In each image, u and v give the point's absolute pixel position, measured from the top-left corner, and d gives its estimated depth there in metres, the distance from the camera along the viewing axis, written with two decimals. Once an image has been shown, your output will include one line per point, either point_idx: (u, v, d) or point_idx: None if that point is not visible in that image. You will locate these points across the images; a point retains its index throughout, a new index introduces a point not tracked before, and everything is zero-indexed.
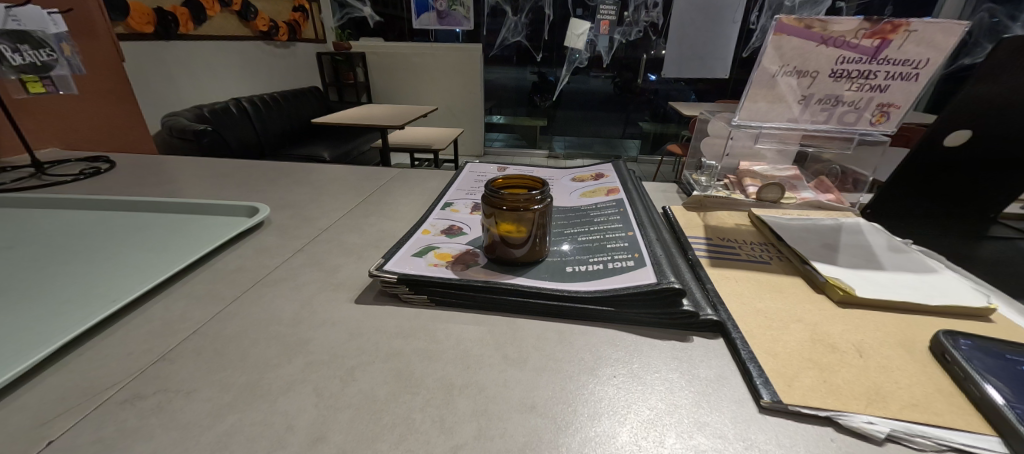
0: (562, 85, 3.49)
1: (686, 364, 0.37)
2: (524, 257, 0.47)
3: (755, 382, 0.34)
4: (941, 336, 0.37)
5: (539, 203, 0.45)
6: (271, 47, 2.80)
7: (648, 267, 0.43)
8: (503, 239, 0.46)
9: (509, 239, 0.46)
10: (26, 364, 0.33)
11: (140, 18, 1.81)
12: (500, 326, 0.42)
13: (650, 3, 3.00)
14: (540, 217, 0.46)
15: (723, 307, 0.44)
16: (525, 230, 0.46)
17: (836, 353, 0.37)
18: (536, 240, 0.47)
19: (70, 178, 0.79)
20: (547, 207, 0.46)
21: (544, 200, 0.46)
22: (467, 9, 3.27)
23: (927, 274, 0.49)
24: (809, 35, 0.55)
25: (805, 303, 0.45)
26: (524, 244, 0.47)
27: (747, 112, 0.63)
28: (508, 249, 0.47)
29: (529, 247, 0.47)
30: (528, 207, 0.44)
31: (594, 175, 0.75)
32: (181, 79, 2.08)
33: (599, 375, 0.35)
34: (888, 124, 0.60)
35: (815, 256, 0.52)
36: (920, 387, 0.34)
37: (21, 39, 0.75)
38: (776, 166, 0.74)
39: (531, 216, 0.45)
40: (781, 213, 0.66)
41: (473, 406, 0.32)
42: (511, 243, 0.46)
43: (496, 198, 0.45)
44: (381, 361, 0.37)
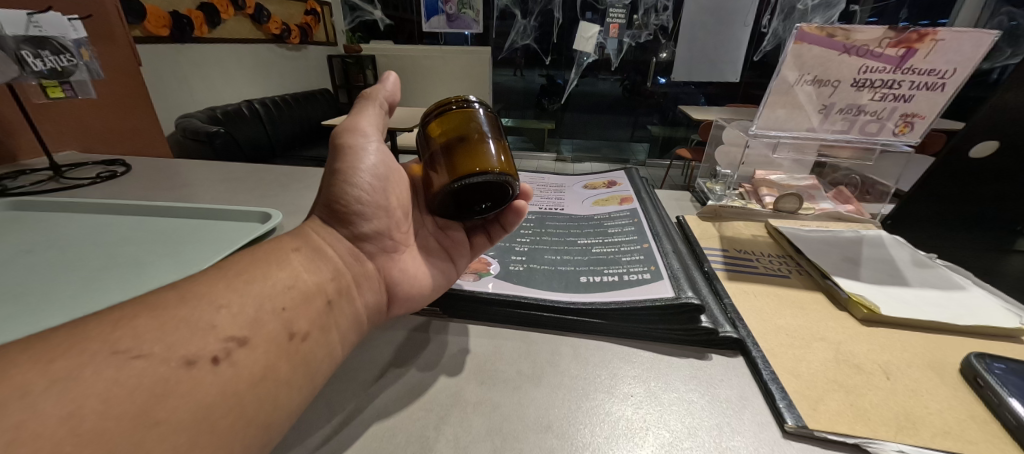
0: (571, 88, 3.48)
1: (705, 384, 0.36)
2: (462, 162, 0.35)
3: (779, 405, 0.33)
4: (973, 359, 0.36)
5: (459, 100, 0.40)
6: (283, 50, 2.82)
7: (665, 280, 0.42)
8: (434, 155, 0.38)
9: (438, 146, 0.38)
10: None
11: (156, 21, 1.83)
12: (513, 340, 0.42)
13: (661, 6, 2.96)
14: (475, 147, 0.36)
15: (742, 323, 0.43)
16: (451, 128, 0.38)
17: (862, 374, 0.36)
18: (469, 139, 0.37)
19: (88, 181, 0.80)
20: (476, 108, 0.40)
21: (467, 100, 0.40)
22: (476, 12, 3.22)
23: (954, 292, 0.47)
24: (831, 43, 0.53)
25: (829, 320, 0.44)
26: (456, 146, 0.36)
27: (765, 120, 0.62)
28: (443, 160, 0.36)
29: (463, 150, 0.36)
30: (446, 107, 0.39)
31: (606, 182, 0.74)
32: (195, 81, 2.11)
33: (616, 394, 0.35)
34: (912, 135, 0.59)
35: (837, 271, 0.50)
36: (951, 412, 0.32)
37: (43, 45, 0.76)
38: (793, 174, 0.72)
39: (453, 113, 0.39)
40: (799, 225, 0.64)
41: (488, 424, 0.31)
42: (441, 150, 0.37)
43: (422, 128, 0.42)
44: (394, 376, 0.36)
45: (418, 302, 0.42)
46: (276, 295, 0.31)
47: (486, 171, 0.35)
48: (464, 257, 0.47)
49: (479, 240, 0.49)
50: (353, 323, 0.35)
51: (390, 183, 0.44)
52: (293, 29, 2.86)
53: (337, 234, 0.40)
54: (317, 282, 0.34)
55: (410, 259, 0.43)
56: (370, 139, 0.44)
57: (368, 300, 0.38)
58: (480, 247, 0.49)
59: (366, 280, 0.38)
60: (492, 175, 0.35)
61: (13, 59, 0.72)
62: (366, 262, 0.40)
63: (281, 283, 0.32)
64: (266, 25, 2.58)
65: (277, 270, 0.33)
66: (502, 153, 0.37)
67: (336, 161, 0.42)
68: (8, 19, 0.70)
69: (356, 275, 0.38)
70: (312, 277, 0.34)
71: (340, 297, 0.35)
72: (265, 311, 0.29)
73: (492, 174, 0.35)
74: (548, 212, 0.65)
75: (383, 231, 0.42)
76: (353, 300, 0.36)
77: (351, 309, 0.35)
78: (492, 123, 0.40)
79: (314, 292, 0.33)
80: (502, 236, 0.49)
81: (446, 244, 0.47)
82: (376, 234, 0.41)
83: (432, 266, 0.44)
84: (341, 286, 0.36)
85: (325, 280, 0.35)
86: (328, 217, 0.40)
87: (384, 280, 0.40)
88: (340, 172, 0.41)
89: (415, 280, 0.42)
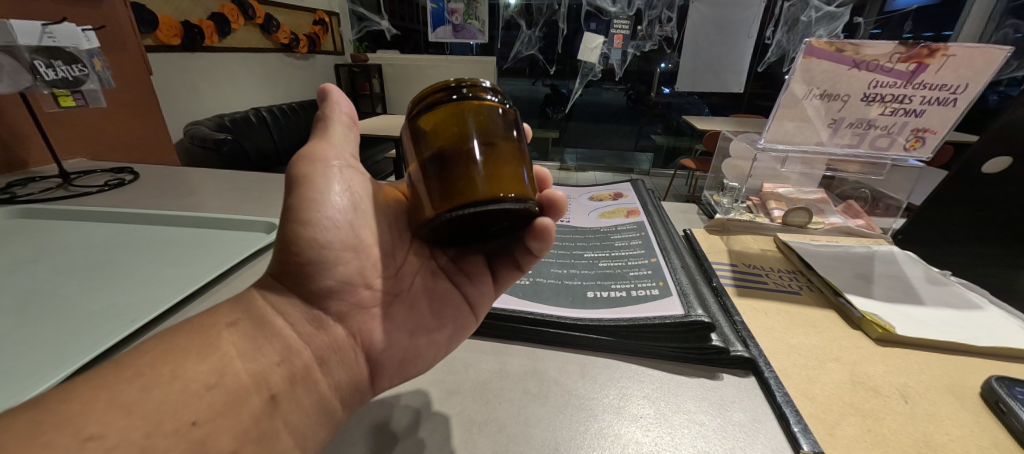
0: (575, 97, 3.50)
1: (717, 405, 0.35)
2: (467, 186, 0.27)
3: (793, 429, 0.32)
4: (993, 382, 0.35)
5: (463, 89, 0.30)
6: (290, 58, 2.86)
7: (673, 297, 0.42)
8: (426, 168, 0.28)
9: (432, 156, 0.28)
10: (39, 387, 0.32)
11: (167, 31, 1.86)
12: (520, 356, 0.41)
13: (665, 17, 2.98)
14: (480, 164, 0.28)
15: (753, 341, 0.42)
16: (452, 133, 0.29)
17: (878, 397, 0.35)
18: (477, 151, 0.28)
19: (96, 189, 0.80)
20: (486, 101, 0.30)
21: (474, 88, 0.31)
22: (482, 22, 3.21)
23: (970, 312, 0.46)
24: (840, 58, 0.53)
25: (842, 339, 0.43)
26: (457, 162, 0.27)
27: (773, 134, 0.61)
28: (440, 179, 0.28)
29: (464, 169, 0.27)
30: (444, 97, 0.29)
31: (613, 194, 0.74)
32: (204, 89, 2.14)
33: (625, 415, 0.34)
34: (923, 150, 0.58)
35: (849, 288, 0.49)
36: (973, 439, 0.31)
37: (56, 56, 0.77)
38: (801, 188, 0.71)
39: (455, 109, 0.29)
40: (809, 239, 0.64)
41: (494, 445, 0.31)
42: (438, 164, 0.28)
43: (409, 121, 0.31)
44: (399, 392, 0.36)
45: (413, 366, 0.35)
46: (189, 402, 0.24)
47: (500, 199, 0.27)
48: (487, 298, 0.39)
49: (506, 272, 0.39)
50: (316, 414, 0.29)
51: (363, 219, 0.36)
52: (301, 39, 2.90)
53: (293, 296, 0.33)
54: (256, 374, 0.27)
55: (398, 314, 0.36)
56: (333, 165, 0.36)
57: (339, 379, 0.31)
58: (507, 280, 0.40)
59: (333, 353, 0.31)
60: (507, 204, 0.27)
61: (26, 68, 0.73)
62: (334, 327, 0.32)
63: (198, 384, 0.25)
64: (275, 34, 2.62)
65: (196, 363, 0.26)
66: (519, 168, 0.29)
67: (290, 199, 0.34)
68: (23, 30, 0.71)
69: (316, 350, 0.31)
70: (248, 368, 0.27)
71: (290, 387, 0.28)
72: (166, 430, 0.23)
73: (508, 203, 0.27)
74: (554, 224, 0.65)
75: (356, 282, 0.34)
76: (314, 385, 0.29)
77: (309, 399, 0.29)
78: (507, 124, 0.30)
79: (250, 389, 0.26)
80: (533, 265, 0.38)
81: (451, 286, 0.39)
82: (344, 287, 0.33)
83: (426, 321, 0.37)
84: (295, 372, 0.29)
85: (271, 367, 0.28)
86: (281, 276, 0.33)
87: (362, 345, 0.33)
88: (293, 213, 0.33)
89: (405, 342, 0.35)
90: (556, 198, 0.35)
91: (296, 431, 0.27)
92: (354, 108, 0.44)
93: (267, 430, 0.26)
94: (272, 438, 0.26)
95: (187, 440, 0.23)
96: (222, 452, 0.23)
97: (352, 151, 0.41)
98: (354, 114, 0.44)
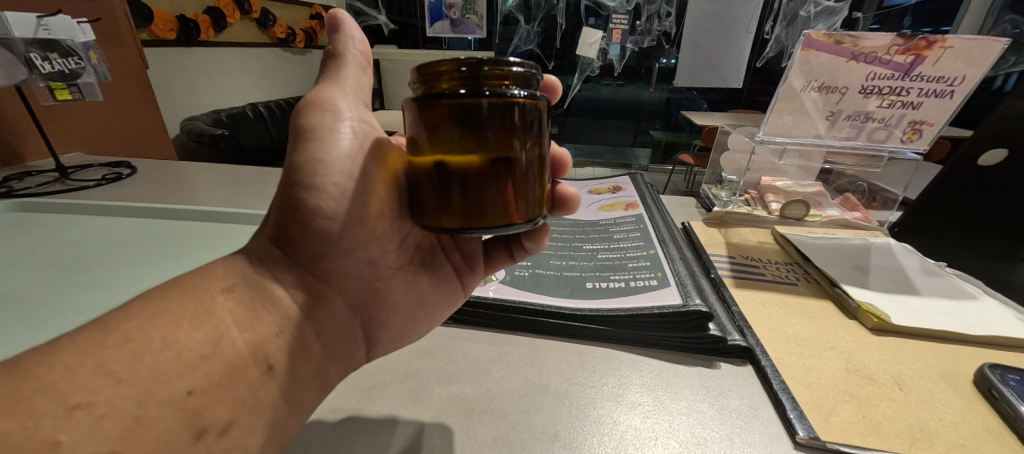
0: (573, 93, 3.49)
1: (715, 393, 0.36)
2: (477, 213, 0.27)
3: (790, 416, 0.32)
4: (986, 370, 0.35)
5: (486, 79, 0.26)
6: (287, 54, 2.83)
7: (671, 287, 0.42)
8: (442, 179, 0.27)
9: (450, 168, 0.26)
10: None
11: (162, 25, 1.83)
12: (519, 347, 0.41)
13: (664, 12, 2.96)
14: (491, 189, 0.26)
15: (750, 331, 0.42)
16: (472, 142, 0.26)
17: (874, 385, 0.35)
18: (494, 174, 0.26)
19: (92, 183, 0.80)
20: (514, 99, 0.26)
21: (499, 77, 0.26)
22: (479, 17, 3.06)
23: (965, 302, 0.46)
24: (839, 50, 0.53)
25: (838, 329, 0.43)
26: (475, 185, 0.26)
27: (772, 127, 0.62)
28: (457, 197, 0.27)
29: (473, 192, 0.26)
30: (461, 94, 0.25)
31: (612, 187, 0.74)
32: (200, 84, 2.12)
33: (624, 402, 0.34)
34: (920, 142, 0.58)
35: (845, 279, 0.50)
36: (966, 425, 0.32)
37: (51, 48, 0.76)
38: (799, 181, 0.72)
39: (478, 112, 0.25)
40: (806, 232, 0.64)
41: (494, 433, 0.31)
42: (456, 180, 0.26)
43: (418, 104, 0.27)
44: (399, 381, 0.36)
45: (406, 334, 0.39)
46: (182, 371, 0.23)
47: (516, 223, 0.28)
48: (475, 277, 0.44)
49: (501, 258, 0.45)
50: (313, 380, 0.30)
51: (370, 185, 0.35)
52: (298, 33, 2.87)
53: (292, 264, 0.32)
54: (254, 343, 0.27)
55: (394, 289, 0.38)
56: (344, 118, 0.35)
57: (336, 349, 0.33)
58: (498, 264, 0.45)
59: (330, 326, 0.32)
60: (522, 226, 0.28)
61: (22, 61, 0.72)
62: (334, 296, 0.34)
63: (192, 353, 0.24)
64: (272, 29, 2.60)
65: (189, 330, 0.25)
66: (534, 188, 0.29)
67: (298, 154, 0.33)
68: (19, 21, 0.70)
69: (315, 319, 0.32)
70: (245, 338, 0.27)
71: (287, 357, 0.29)
72: (159, 399, 0.22)
73: (523, 226, 0.28)
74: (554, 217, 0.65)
75: (357, 252, 0.34)
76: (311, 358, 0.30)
77: (305, 368, 0.30)
78: (533, 126, 0.27)
79: (246, 357, 0.26)
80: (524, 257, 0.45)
81: (446, 266, 0.43)
82: (343, 257, 0.34)
83: (418, 298, 0.40)
84: (295, 343, 0.29)
85: (269, 336, 0.28)
86: (281, 233, 0.33)
87: (360, 317, 0.36)
88: (299, 172, 0.32)
89: (400, 316, 0.38)
90: (568, 195, 0.39)
91: (290, 399, 0.28)
92: (366, 42, 0.41)
93: (262, 401, 0.26)
94: (267, 407, 0.26)
95: (185, 409, 0.22)
96: (220, 428, 0.24)
97: (362, 96, 0.39)
98: (366, 52, 0.41)
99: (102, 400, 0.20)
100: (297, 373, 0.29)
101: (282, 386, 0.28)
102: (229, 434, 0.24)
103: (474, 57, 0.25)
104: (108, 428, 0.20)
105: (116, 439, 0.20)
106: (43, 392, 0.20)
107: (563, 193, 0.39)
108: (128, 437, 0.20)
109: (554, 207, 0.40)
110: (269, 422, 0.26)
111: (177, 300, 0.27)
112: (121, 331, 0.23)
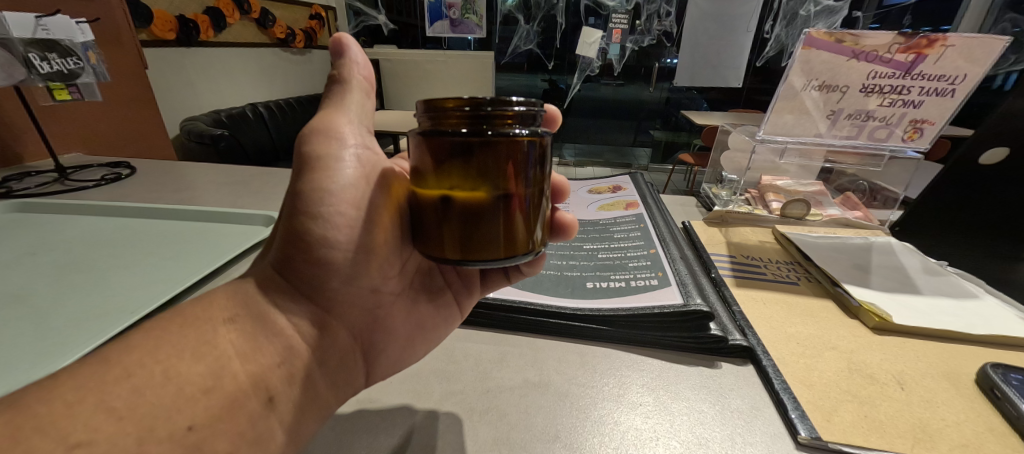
0: (573, 92, 3.49)
1: (715, 393, 0.35)
2: (475, 246, 0.27)
3: (791, 416, 0.32)
4: (988, 370, 0.35)
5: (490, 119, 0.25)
6: (286, 53, 2.83)
7: (672, 287, 0.42)
8: (443, 214, 0.27)
9: (452, 205, 0.26)
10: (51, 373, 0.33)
11: (162, 25, 1.83)
12: (520, 346, 0.41)
13: (664, 11, 2.95)
14: (489, 223, 0.27)
15: (751, 331, 0.42)
16: (474, 179, 0.26)
17: (875, 385, 0.35)
18: (495, 209, 0.26)
19: (92, 183, 0.79)
20: (518, 138, 0.25)
21: (504, 116, 0.26)
22: (479, 17, 3.12)
23: (967, 301, 0.46)
24: (840, 49, 0.53)
25: (839, 328, 0.43)
26: (475, 220, 0.26)
27: (772, 126, 0.61)
28: (458, 231, 0.27)
29: (472, 226, 0.27)
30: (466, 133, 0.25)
31: (612, 186, 0.74)
32: (199, 84, 2.12)
33: (625, 402, 0.34)
34: (921, 141, 0.58)
35: (847, 278, 0.50)
36: (968, 424, 0.31)
37: (50, 48, 0.76)
38: (800, 180, 0.72)
39: (483, 152, 0.25)
40: (807, 231, 0.64)
41: (494, 433, 0.31)
42: (458, 216, 0.26)
43: (422, 137, 0.26)
44: (400, 382, 0.36)
45: (409, 360, 0.38)
46: (183, 406, 0.24)
47: (515, 256, 0.28)
48: (472, 299, 0.42)
49: (501, 280, 0.43)
50: (315, 413, 0.30)
51: (373, 218, 0.35)
52: (297, 33, 2.87)
53: (290, 267, 0.32)
54: (256, 375, 0.28)
55: (396, 316, 0.37)
56: (349, 147, 0.34)
57: (337, 379, 0.32)
58: (498, 286, 0.44)
59: (333, 352, 0.32)
60: (519, 259, 0.28)
61: (21, 61, 0.72)
62: (335, 325, 0.33)
63: (194, 388, 0.25)
64: (271, 29, 2.59)
65: (191, 364, 0.26)
66: (534, 221, 0.29)
67: (301, 183, 0.33)
68: (17, 22, 0.70)
69: (316, 350, 0.31)
70: (246, 370, 0.27)
71: (288, 387, 0.29)
72: (160, 436, 0.22)
73: (521, 258, 0.28)
74: None
75: (359, 281, 0.34)
76: None
77: (306, 399, 0.29)
78: (536, 163, 0.27)
79: (249, 391, 0.27)
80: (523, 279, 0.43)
81: (447, 290, 0.42)
82: (345, 286, 0.34)
83: (420, 325, 0.39)
84: (296, 373, 0.30)
85: (270, 368, 0.28)
86: (284, 263, 0.32)
87: (362, 345, 0.35)
88: (303, 201, 0.32)
89: (402, 342, 0.37)
90: (567, 221, 0.38)
91: (291, 433, 0.28)
92: (371, 65, 0.39)
93: (262, 432, 0.26)
94: (266, 439, 0.26)
95: (185, 444, 0.23)
96: None
97: (368, 120, 0.38)
98: (370, 73, 0.40)
99: (102, 437, 0.21)
100: (297, 404, 0.29)
101: (282, 417, 0.28)
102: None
103: (481, 98, 0.25)
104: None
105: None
106: (45, 429, 0.20)
107: (562, 220, 0.39)
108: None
109: (554, 233, 0.40)
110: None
111: (178, 334, 0.27)
112: (122, 366, 0.24)
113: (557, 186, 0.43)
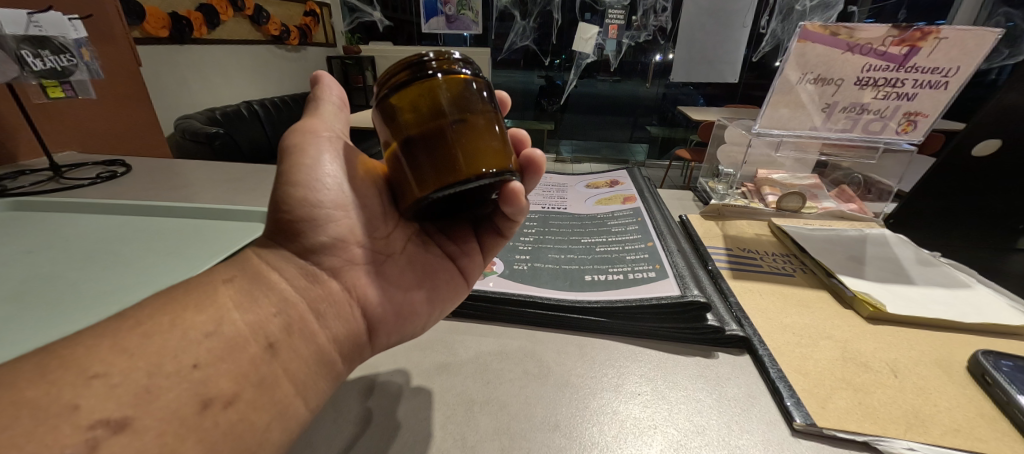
0: (570, 89, 3.47)
1: (714, 383, 0.36)
2: (441, 171, 0.27)
3: (787, 404, 0.32)
4: (980, 357, 0.36)
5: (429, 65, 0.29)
6: (281, 50, 2.81)
7: (671, 278, 0.42)
8: (406, 153, 0.28)
9: (412, 138, 0.28)
10: None
11: (156, 22, 1.81)
12: (519, 339, 0.41)
13: (661, 7, 2.94)
14: (446, 147, 0.27)
15: (748, 322, 0.43)
16: (426, 115, 0.28)
17: (869, 373, 0.36)
18: (451, 134, 0.27)
19: (87, 181, 0.79)
20: (455, 77, 0.29)
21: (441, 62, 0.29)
22: (475, 13, 3.12)
23: (959, 290, 0.47)
24: (835, 42, 0.53)
25: (835, 318, 0.44)
26: (434, 148, 0.27)
27: (767, 120, 0.62)
28: (420, 160, 0.28)
29: (435, 155, 0.27)
30: (410, 75, 0.28)
31: (609, 182, 0.74)
32: (194, 82, 2.10)
33: (624, 393, 0.34)
34: (915, 133, 0.59)
35: (842, 269, 0.50)
36: (961, 410, 0.32)
37: (42, 45, 0.75)
38: (795, 174, 0.73)
39: (428, 89, 0.28)
40: (803, 224, 0.65)
41: (495, 423, 0.31)
42: (417, 147, 0.28)
43: (378, 96, 0.30)
44: (401, 373, 0.36)
45: (406, 320, 0.36)
46: (188, 346, 0.24)
47: (480, 176, 0.27)
48: (473, 263, 0.42)
49: (488, 239, 0.42)
50: (314, 364, 0.29)
51: (355, 186, 0.36)
52: (292, 30, 2.85)
53: (287, 250, 0.32)
54: (253, 323, 0.27)
55: (388, 274, 0.36)
56: (323, 137, 0.36)
57: (335, 331, 0.31)
58: (491, 248, 0.43)
59: (329, 305, 0.31)
60: (486, 179, 0.27)
61: (14, 58, 0.71)
62: (329, 281, 0.32)
63: (197, 331, 0.25)
64: (264, 26, 2.57)
65: (194, 314, 0.26)
66: (493, 144, 0.29)
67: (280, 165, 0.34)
68: (8, 17, 0.69)
69: (313, 301, 0.31)
70: (245, 318, 0.27)
71: (288, 336, 0.28)
72: (167, 371, 0.23)
73: (488, 179, 0.27)
74: (552, 211, 0.65)
75: (348, 239, 0.34)
76: (310, 334, 0.29)
77: (306, 349, 0.29)
78: (478, 97, 0.29)
79: (247, 337, 0.26)
80: (515, 231, 0.42)
81: (438, 253, 0.41)
82: (337, 244, 0.33)
83: (414, 283, 0.37)
84: (291, 322, 0.29)
85: (267, 317, 0.28)
86: (274, 236, 0.33)
87: (356, 301, 0.33)
88: (287, 176, 0.33)
89: (395, 297, 0.35)
90: (534, 157, 0.37)
91: (296, 381, 0.27)
92: (341, 89, 0.44)
93: (266, 376, 0.26)
94: (272, 384, 0.26)
95: (191, 380, 0.23)
96: (224, 392, 0.24)
97: (341, 126, 0.40)
98: (344, 96, 0.44)
99: (116, 370, 0.22)
100: (300, 355, 0.28)
101: (285, 364, 0.27)
102: (234, 407, 0.24)
103: (417, 54, 0.29)
104: (121, 395, 0.21)
105: (129, 404, 0.21)
106: (65, 365, 0.22)
107: (529, 157, 0.37)
108: (139, 402, 0.21)
109: (524, 175, 0.38)
110: (273, 398, 0.25)
111: (184, 291, 0.28)
112: (133, 317, 0.25)
113: (514, 137, 0.41)
